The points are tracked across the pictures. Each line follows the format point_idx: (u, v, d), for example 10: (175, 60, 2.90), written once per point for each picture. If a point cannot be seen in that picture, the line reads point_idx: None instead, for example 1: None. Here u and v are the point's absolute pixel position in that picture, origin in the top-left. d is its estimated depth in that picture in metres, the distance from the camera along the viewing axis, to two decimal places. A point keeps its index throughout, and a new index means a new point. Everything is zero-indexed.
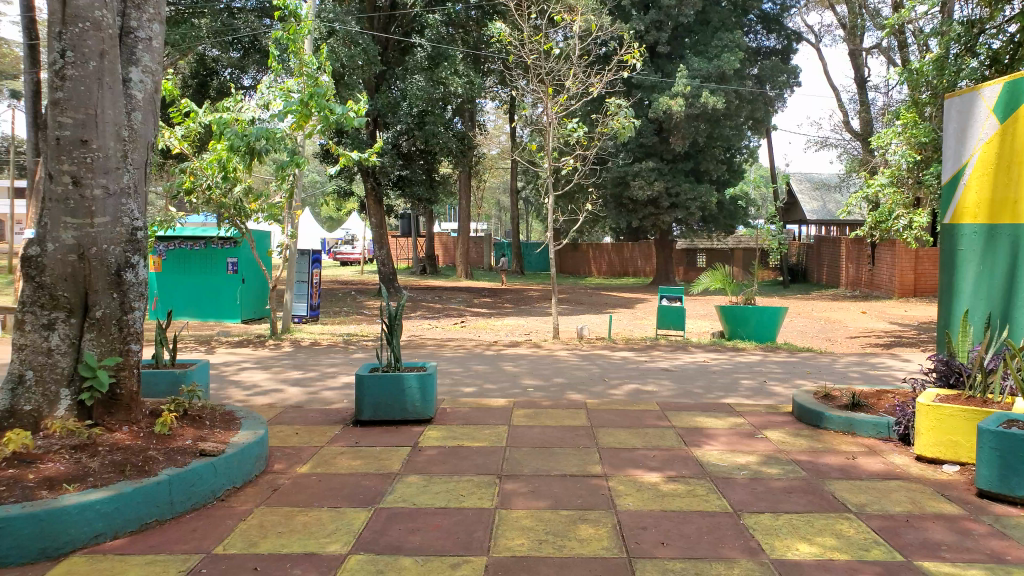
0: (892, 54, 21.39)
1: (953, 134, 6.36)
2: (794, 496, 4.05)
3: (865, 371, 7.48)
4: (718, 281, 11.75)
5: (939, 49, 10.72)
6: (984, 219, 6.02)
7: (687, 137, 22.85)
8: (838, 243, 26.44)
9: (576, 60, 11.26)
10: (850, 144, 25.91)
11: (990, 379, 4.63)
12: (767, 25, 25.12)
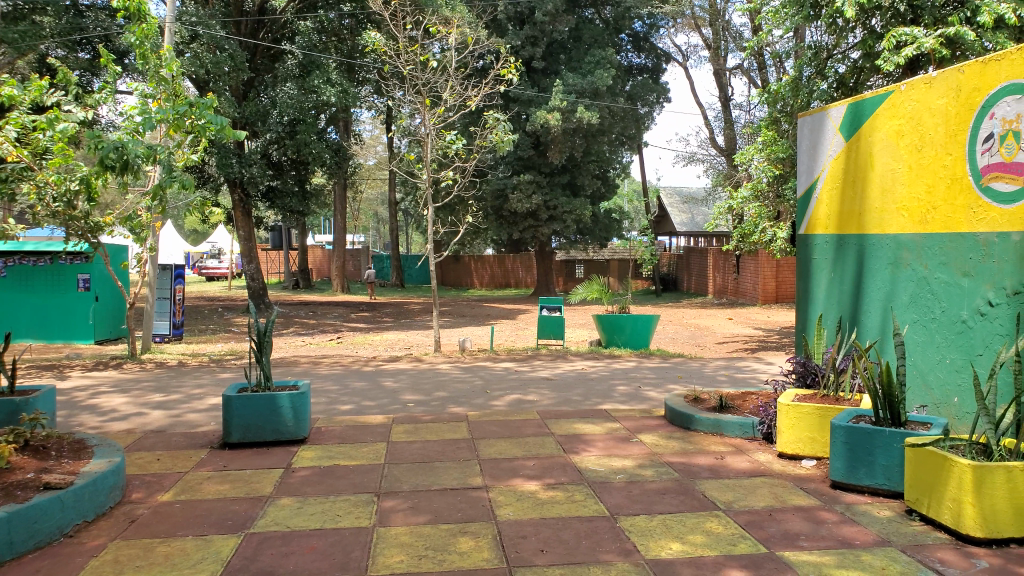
0: (752, 75, 22.90)
1: (807, 150, 6.92)
2: (667, 497, 4.19)
3: (731, 374, 7.89)
4: (595, 291, 12.09)
5: (793, 71, 11.54)
6: (833, 231, 6.60)
7: (564, 151, 23.43)
8: (707, 253, 27.89)
9: (453, 72, 11.31)
10: (715, 160, 27.46)
11: (840, 378, 5.02)
12: (636, 44, 26.34)
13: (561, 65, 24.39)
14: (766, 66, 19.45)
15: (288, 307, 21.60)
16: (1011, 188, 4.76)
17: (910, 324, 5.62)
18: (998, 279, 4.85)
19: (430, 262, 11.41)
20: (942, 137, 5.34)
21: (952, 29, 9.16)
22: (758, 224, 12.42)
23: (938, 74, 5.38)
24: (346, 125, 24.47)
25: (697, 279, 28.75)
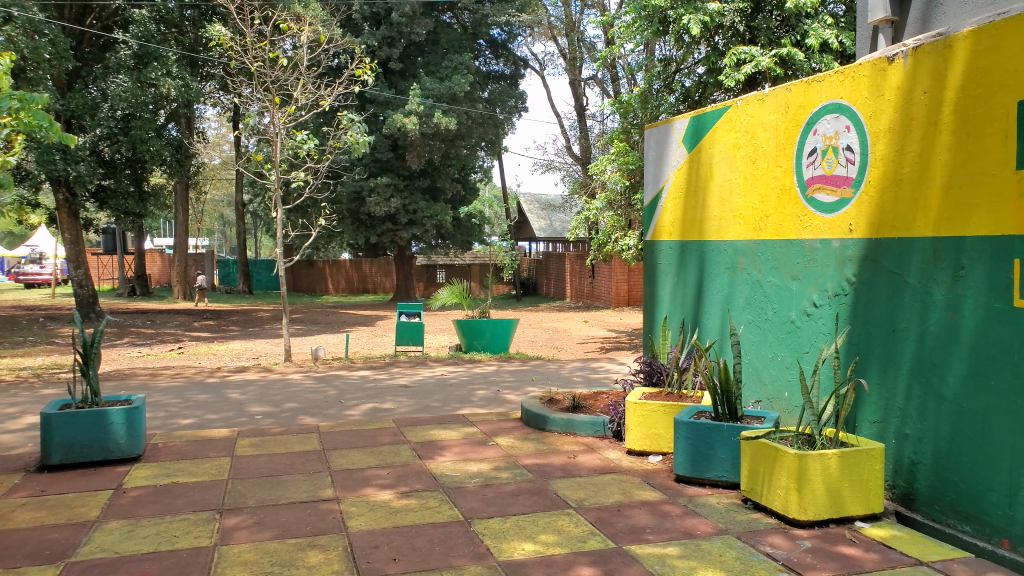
0: (605, 86, 23.86)
1: (653, 160, 7.30)
2: (521, 498, 4.26)
3: (586, 375, 8.16)
4: (454, 296, 12.16)
5: (644, 84, 12.14)
6: (677, 237, 7.00)
7: (423, 155, 23.67)
8: (565, 258, 28.81)
9: (304, 70, 10.93)
10: (571, 168, 28.45)
11: (684, 377, 5.31)
12: (494, 51, 26.69)
13: (418, 67, 24.37)
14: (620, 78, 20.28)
15: (121, 315, 20.10)
16: (831, 199, 5.23)
17: (746, 324, 6.05)
18: (820, 283, 5.33)
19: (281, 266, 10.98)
20: (773, 151, 5.78)
21: (784, 49, 10.04)
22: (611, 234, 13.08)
23: (769, 92, 5.82)
24: (187, 119, 22.98)
25: (558, 284, 29.50)
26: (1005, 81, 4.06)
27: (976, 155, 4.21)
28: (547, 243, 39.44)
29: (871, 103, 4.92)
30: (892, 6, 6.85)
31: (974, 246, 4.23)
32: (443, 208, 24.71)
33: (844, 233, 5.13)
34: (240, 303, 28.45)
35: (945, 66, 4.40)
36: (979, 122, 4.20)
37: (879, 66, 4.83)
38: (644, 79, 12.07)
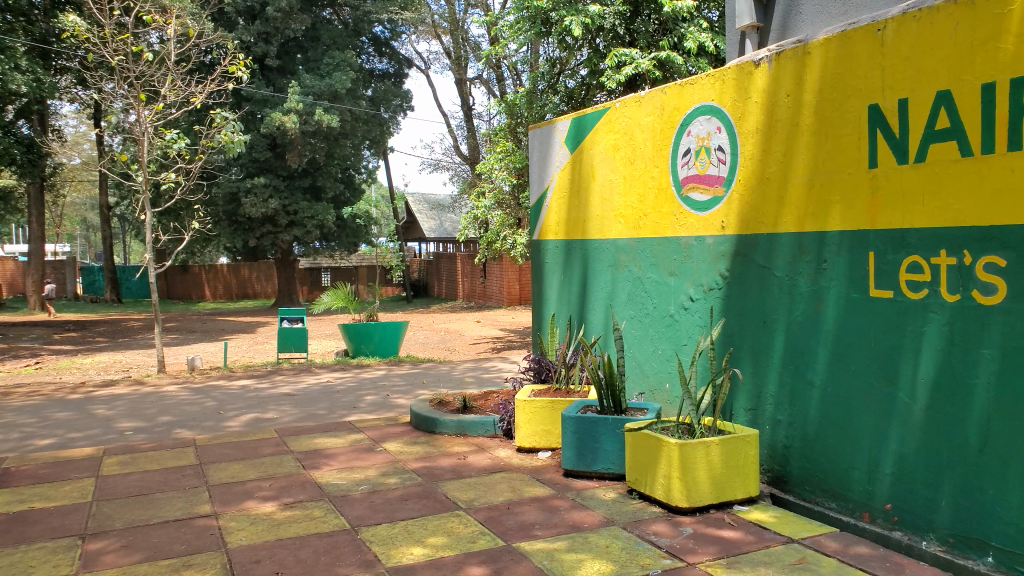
0: (491, 86, 24.07)
1: (538, 162, 7.47)
2: (410, 502, 4.22)
3: (477, 376, 8.19)
4: (340, 299, 11.96)
5: (530, 84, 12.33)
6: (562, 236, 7.15)
7: (304, 155, 23.06)
8: (454, 258, 28.88)
9: (172, 65, 10.40)
10: (459, 168, 28.63)
11: (570, 372, 5.42)
12: (378, 48, 26.38)
13: (298, 66, 23.88)
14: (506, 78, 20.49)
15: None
16: (705, 198, 5.50)
17: (628, 319, 6.23)
18: (696, 278, 5.59)
19: (152, 273, 10.44)
20: (651, 151, 5.99)
21: (662, 53, 10.47)
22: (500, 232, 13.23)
23: (645, 95, 6.03)
24: (43, 116, 21.42)
25: (450, 283, 29.46)
26: (855, 86, 4.49)
27: (835, 155, 4.60)
28: (439, 243, 39.44)
29: (739, 105, 5.23)
30: (756, 13, 7.35)
31: (835, 241, 4.63)
32: (324, 208, 24.20)
33: (718, 230, 5.40)
34: (109, 311, 26.79)
35: (805, 72, 4.78)
36: (836, 124, 4.60)
37: (747, 69, 5.15)
38: (530, 80, 12.26)
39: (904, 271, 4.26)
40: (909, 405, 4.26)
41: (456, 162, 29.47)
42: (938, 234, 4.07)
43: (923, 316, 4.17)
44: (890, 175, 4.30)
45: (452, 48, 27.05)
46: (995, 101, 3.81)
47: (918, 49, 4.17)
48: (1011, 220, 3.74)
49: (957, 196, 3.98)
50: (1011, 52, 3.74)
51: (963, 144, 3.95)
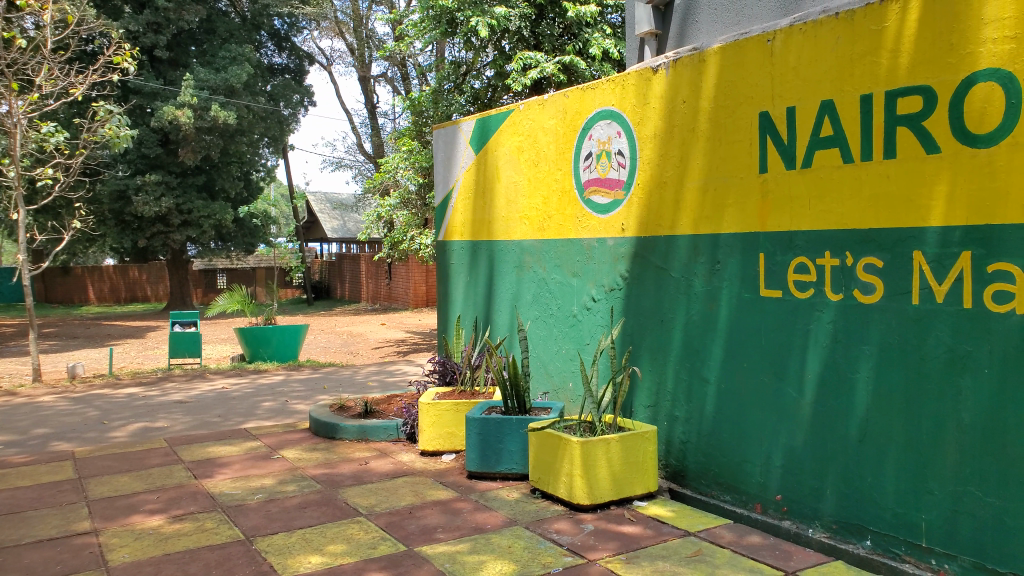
0: (397, 84, 23.88)
1: (443, 163, 7.46)
2: (308, 510, 4.11)
3: (381, 380, 8.08)
4: (237, 302, 11.60)
5: (435, 83, 12.33)
6: (467, 237, 7.16)
7: (198, 151, 22.15)
8: (359, 259, 28.46)
9: (49, 53, 9.78)
10: (364, 167, 28.51)
11: (475, 374, 5.45)
12: (277, 43, 25.72)
13: (191, 57, 23.02)
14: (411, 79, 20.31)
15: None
16: (606, 200, 5.62)
17: (532, 320, 6.30)
18: (598, 278, 5.70)
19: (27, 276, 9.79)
20: (554, 154, 6.08)
21: (566, 58, 10.75)
22: (406, 233, 13.13)
23: (548, 98, 6.10)
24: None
25: (355, 285, 28.97)
26: (747, 94, 4.68)
27: (728, 159, 4.79)
28: (346, 245, 38.79)
29: (638, 110, 5.36)
30: (655, 19, 7.61)
31: (728, 242, 4.80)
32: (222, 207, 23.42)
33: (618, 232, 5.53)
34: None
35: (699, 79, 4.94)
36: (729, 130, 4.78)
37: (645, 75, 5.28)
38: (436, 80, 12.25)
39: (791, 272, 4.48)
40: (796, 400, 4.48)
41: (365, 163, 29.05)
42: (822, 237, 4.31)
43: (809, 314, 4.40)
44: (779, 180, 4.50)
45: (357, 46, 26.60)
46: (873, 112, 4.08)
47: (803, 59, 4.40)
48: (887, 223, 4.03)
49: (839, 200, 4.23)
50: (887, 66, 4.02)
51: (844, 151, 4.21)
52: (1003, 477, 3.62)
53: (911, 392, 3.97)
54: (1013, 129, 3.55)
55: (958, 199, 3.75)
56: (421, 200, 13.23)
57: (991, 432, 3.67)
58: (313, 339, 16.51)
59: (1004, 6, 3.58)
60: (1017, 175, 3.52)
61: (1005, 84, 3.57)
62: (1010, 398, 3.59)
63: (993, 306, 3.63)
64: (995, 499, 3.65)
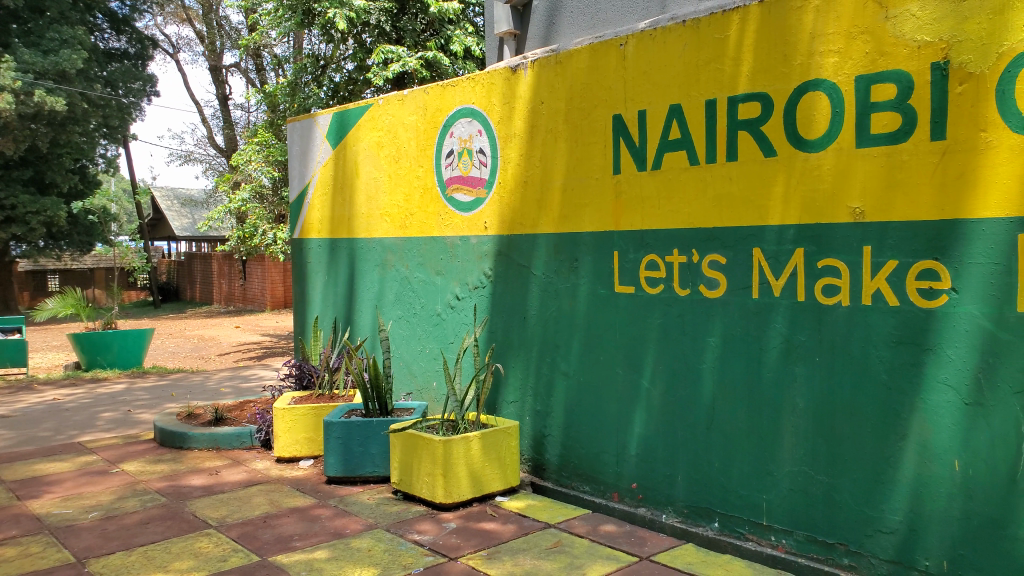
0: (251, 75, 23.01)
1: (298, 156, 7.26)
2: (150, 526, 3.87)
3: (236, 386, 7.75)
4: (68, 307, 10.77)
5: (292, 74, 12.09)
6: (326, 234, 7.00)
7: (21, 141, 20.26)
8: (211, 259, 27.10)
9: None
10: (217, 162, 27.17)
11: (335, 377, 5.54)
12: (116, 26, 23.93)
13: (12, 37, 20.40)
14: (268, 69, 19.64)
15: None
16: (468, 199, 5.63)
17: (395, 320, 6.23)
18: (461, 276, 5.70)
19: None
20: (415, 151, 6.03)
21: (430, 53, 11.26)
22: (257, 226, 12.69)
23: (408, 94, 6.05)
24: None
25: (208, 287, 27.56)
26: (601, 97, 4.82)
27: (584, 160, 4.92)
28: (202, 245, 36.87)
29: (497, 108, 5.41)
30: (513, 19, 7.73)
31: (585, 241, 4.94)
32: (53, 203, 21.83)
33: (481, 230, 5.55)
34: None
35: (556, 80, 5.05)
36: (585, 132, 4.91)
37: (505, 74, 5.33)
38: (293, 71, 12.03)
39: (644, 269, 4.66)
40: (650, 391, 4.67)
41: (217, 155, 27.74)
42: (670, 235, 4.52)
43: (660, 309, 4.60)
44: (632, 181, 4.67)
45: (207, 33, 25.28)
46: (716, 116, 4.33)
47: (653, 64, 4.58)
48: (730, 222, 4.28)
49: (686, 200, 4.44)
50: (729, 74, 4.27)
51: (691, 154, 4.43)
52: (832, 456, 3.96)
53: (752, 380, 4.24)
54: (837, 135, 3.90)
55: (791, 199, 4.06)
56: (274, 194, 12.83)
57: (821, 415, 4.00)
58: (163, 344, 15.56)
59: (828, 22, 3.92)
60: (839, 178, 3.89)
61: (829, 94, 3.92)
62: (837, 383, 3.94)
63: (822, 298, 3.97)
64: (825, 476, 3.99)
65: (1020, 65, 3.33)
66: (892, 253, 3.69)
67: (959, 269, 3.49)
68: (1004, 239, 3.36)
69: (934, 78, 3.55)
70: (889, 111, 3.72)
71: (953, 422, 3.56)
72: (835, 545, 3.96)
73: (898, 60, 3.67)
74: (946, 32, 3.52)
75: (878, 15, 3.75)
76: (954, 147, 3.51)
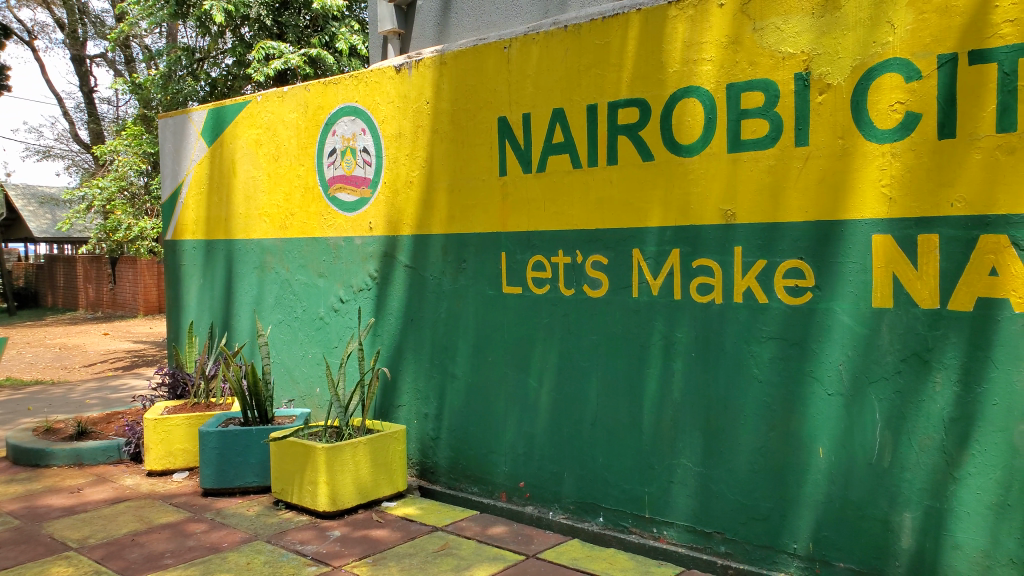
0: (120, 66, 21.78)
1: (170, 153, 6.92)
2: (3, 551, 3.74)
3: (102, 396, 7.39)
4: None
5: (165, 67, 11.60)
6: (201, 235, 6.70)
7: None
8: (76, 262, 25.34)
9: None
10: (81, 158, 25.45)
11: (210, 385, 5.54)
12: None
13: None
14: (138, 60, 18.58)
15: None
16: (352, 198, 5.53)
17: (275, 324, 6.07)
18: (345, 278, 5.60)
19: None
20: (295, 149, 5.87)
21: (314, 50, 11.06)
22: (119, 221, 12.03)
23: (288, 91, 5.87)
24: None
25: (73, 292, 25.76)
26: (486, 98, 4.83)
27: (469, 162, 4.92)
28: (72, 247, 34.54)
29: (382, 107, 5.33)
30: (398, 19, 7.69)
31: (472, 242, 4.94)
32: None
33: (365, 231, 5.47)
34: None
35: (441, 80, 5.02)
36: (471, 133, 4.91)
37: (389, 73, 5.26)
38: (167, 64, 11.57)
39: (530, 270, 4.71)
40: (537, 390, 4.72)
41: (81, 150, 25.96)
42: (554, 236, 4.59)
43: (547, 309, 4.66)
44: (517, 183, 4.72)
45: (72, 21, 23.69)
46: (597, 120, 4.43)
47: (535, 67, 4.64)
48: (610, 224, 4.39)
49: (569, 202, 4.52)
50: (612, 79, 4.37)
51: (573, 157, 4.51)
52: (708, 448, 4.14)
53: (633, 377, 4.36)
54: (709, 140, 4.09)
55: (668, 202, 4.21)
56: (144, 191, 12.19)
57: (698, 409, 4.16)
58: (20, 354, 14.48)
59: (700, 31, 4.10)
60: (712, 182, 4.09)
61: (701, 101, 4.11)
62: (713, 377, 4.12)
63: (698, 297, 4.14)
64: (702, 468, 4.16)
65: (870, 79, 3.66)
66: (761, 253, 3.94)
67: (823, 269, 3.77)
68: (863, 238, 3.67)
69: (797, 88, 3.84)
70: (757, 118, 3.95)
71: (818, 412, 3.82)
72: (712, 534, 4.13)
73: (765, 70, 3.92)
74: (807, 46, 3.81)
75: (746, 27, 3.97)
76: (815, 154, 3.80)
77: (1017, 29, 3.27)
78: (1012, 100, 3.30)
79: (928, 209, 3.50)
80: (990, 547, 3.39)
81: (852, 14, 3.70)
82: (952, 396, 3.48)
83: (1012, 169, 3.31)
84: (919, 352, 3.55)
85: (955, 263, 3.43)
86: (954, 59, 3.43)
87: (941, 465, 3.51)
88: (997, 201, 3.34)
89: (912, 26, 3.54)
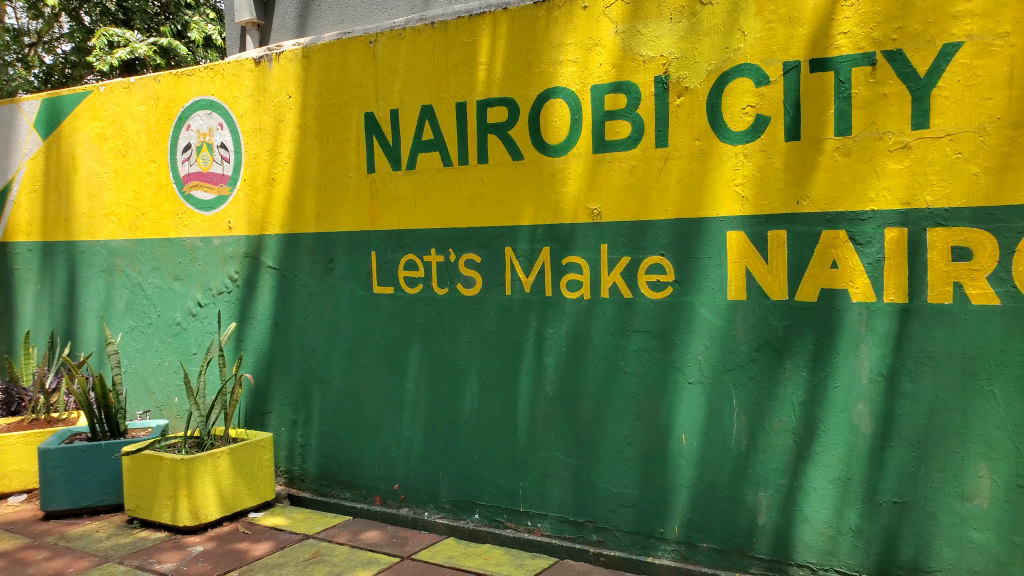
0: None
1: None
2: None
3: None
4: None
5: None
6: (37, 236, 6.16)
7: None
8: None
9: None
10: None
11: (51, 399, 5.34)
12: None
13: None
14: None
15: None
16: (210, 196, 5.28)
17: (125, 331, 5.68)
18: (204, 281, 5.34)
19: None
20: (145, 144, 5.52)
21: None
22: None
23: (135, 82, 5.50)
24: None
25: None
26: (353, 94, 4.73)
27: (336, 158, 4.79)
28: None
29: (242, 101, 5.09)
30: (257, 10, 7.36)
31: (341, 241, 4.83)
32: None
33: (225, 230, 5.23)
34: None
35: (305, 74, 4.87)
36: (337, 129, 4.78)
37: (248, 66, 5.03)
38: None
39: (401, 269, 4.65)
40: (411, 391, 4.67)
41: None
42: (426, 234, 4.55)
43: (419, 308, 4.62)
44: (386, 180, 4.64)
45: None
46: (465, 118, 4.42)
47: (401, 63, 4.58)
48: (482, 222, 4.40)
49: (441, 201, 4.50)
50: (481, 78, 4.38)
51: (443, 155, 4.49)
52: (580, 440, 4.24)
53: (507, 373, 4.40)
54: (576, 141, 4.18)
55: (538, 201, 4.27)
56: None
57: (569, 402, 4.25)
58: None
59: (566, 33, 4.18)
60: (579, 181, 4.18)
61: (567, 100, 4.19)
62: (583, 371, 4.21)
63: (568, 293, 4.22)
64: (574, 459, 4.26)
65: (723, 84, 3.87)
66: (626, 250, 4.08)
67: (684, 264, 3.96)
68: (719, 235, 3.88)
69: (657, 90, 3.99)
70: (620, 119, 4.08)
71: (681, 401, 4.00)
72: (585, 523, 4.25)
73: (627, 72, 4.04)
74: (666, 49, 3.97)
75: (609, 29, 4.08)
76: (674, 154, 3.97)
77: (852, 41, 3.59)
78: (847, 106, 3.62)
79: (777, 206, 3.77)
80: (833, 518, 3.71)
81: (706, 21, 3.89)
82: (801, 381, 3.76)
83: (848, 170, 3.63)
84: (771, 341, 3.81)
85: (800, 258, 3.72)
86: (798, 66, 3.71)
87: (791, 446, 3.79)
88: (837, 199, 3.65)
89: (760, 34, 3.78)
